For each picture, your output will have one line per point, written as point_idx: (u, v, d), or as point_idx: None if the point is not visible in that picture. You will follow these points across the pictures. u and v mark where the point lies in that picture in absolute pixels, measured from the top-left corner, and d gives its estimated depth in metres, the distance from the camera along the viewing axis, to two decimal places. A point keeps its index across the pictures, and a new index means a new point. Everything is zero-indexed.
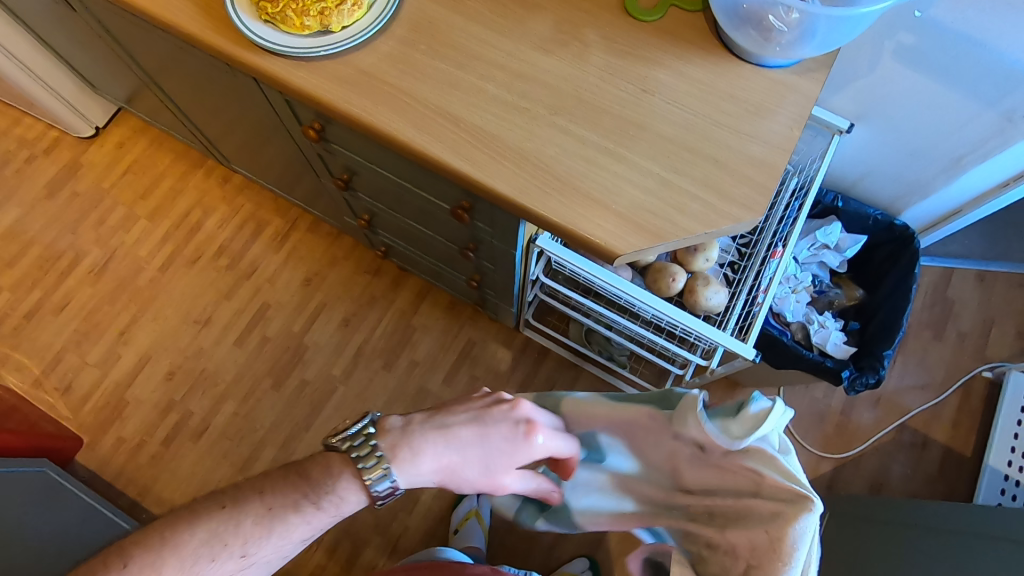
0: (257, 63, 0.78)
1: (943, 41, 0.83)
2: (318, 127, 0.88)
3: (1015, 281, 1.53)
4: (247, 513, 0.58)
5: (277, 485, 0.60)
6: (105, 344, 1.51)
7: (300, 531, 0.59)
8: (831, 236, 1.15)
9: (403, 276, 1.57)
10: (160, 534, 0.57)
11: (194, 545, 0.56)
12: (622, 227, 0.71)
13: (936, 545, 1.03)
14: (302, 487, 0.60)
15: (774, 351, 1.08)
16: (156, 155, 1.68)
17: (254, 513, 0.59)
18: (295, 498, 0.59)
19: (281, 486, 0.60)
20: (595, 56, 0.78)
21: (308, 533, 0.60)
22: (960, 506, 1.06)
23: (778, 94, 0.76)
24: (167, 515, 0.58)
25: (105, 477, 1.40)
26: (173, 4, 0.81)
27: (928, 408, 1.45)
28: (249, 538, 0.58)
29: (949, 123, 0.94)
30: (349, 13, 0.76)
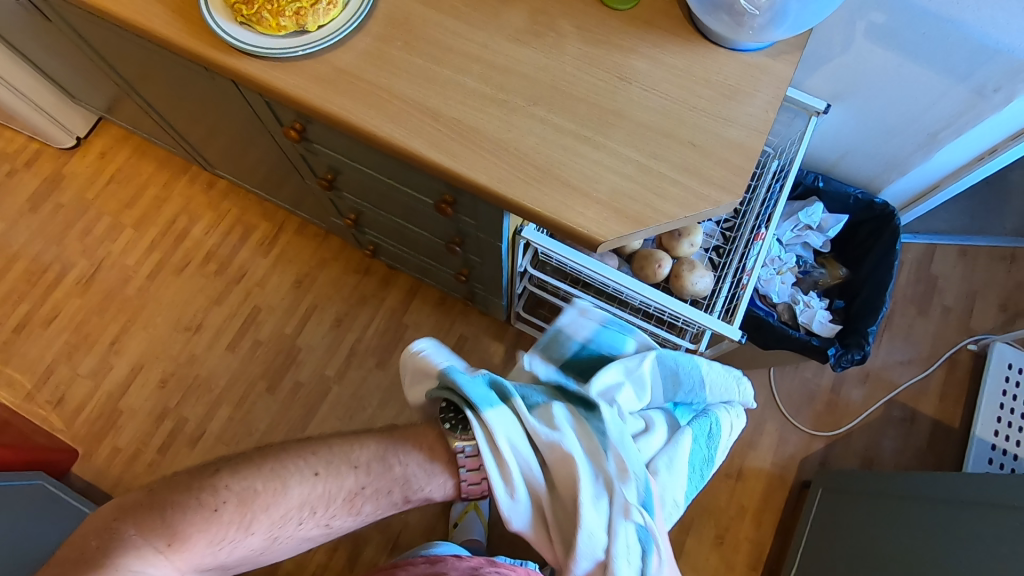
0: (234, 65, 0.78)
1: (913, 18, 0.84)
2: (299, 127, 0.89)
3: (996, 254, 1.56)
4: (308, 478, 0.61)
5: (372, 465, 0.65)
6: (96, 355, 1.50)
7: (362, 496, 0.65)
8: (813, 217, 1.17)
9: (392, 274, 1.57)
10: (179, 509, 0.55)
11: (251, 510, 0.57)
12: (603, 214, 0.72)
13: (930, 518, 1.04)
14: (362, 455, 0.65)
15: (761, 332, 1.10)
16: (139, 163, 1.67)
17: (349, 490, 0.63)
18: (358, 465, 0.64)
19: (336, 454, 0.64)
20: (570, 46, 0.79)
21: (365, 498, 0.65)
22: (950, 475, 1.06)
23: (753, 77, 0.78)
24: (173, 491, 0.56)
25: (102, 488, 1.40)
26: (147, 10, 0.81)
27: (916, 382, 1.47)
28: (311, 501, 0.61)
29: (923, 99, 0.96)
30: (324, 12, 0.77)
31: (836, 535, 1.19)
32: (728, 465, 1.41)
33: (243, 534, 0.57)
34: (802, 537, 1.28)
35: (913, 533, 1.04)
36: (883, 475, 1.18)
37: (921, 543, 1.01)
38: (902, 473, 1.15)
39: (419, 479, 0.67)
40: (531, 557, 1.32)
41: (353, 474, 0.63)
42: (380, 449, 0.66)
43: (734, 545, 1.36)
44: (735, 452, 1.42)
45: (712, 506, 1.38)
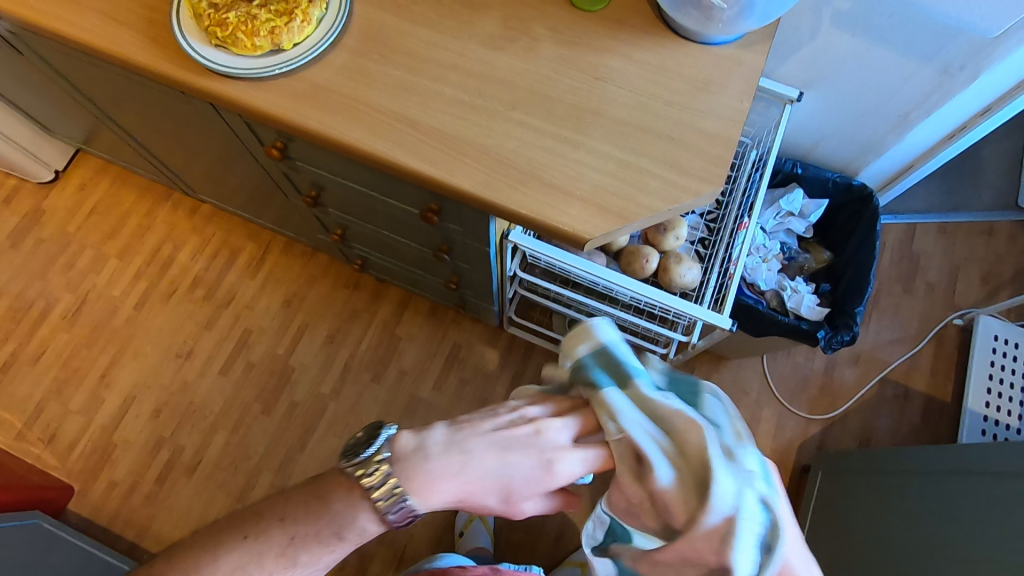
0: (211, 87, 0.78)
1: (875, 4, 0.86)
2: (281, 146, 0.89)
3: (973, 229, 1.59)
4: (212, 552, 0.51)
5: (296, 513, 0.52)
6: (86, 389, 1.48)
7: (301, 557, 0.51)
8: (795, 203, 1.18)
9: (382, 287, 1.57)
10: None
11: None
12: (587, 212, 0.72)
13: (923, 492, 1.06)
14: (278, 513, 0.52)
15: (752, 320, 1.11)
16: (120, 193, 1.66)
17: (276, 546, 0.51)
18: (273, 523, 0.52)
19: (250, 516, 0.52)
20: (544, 48, 0.80)
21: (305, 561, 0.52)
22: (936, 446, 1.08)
23: (725, 69, 0.79)
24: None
25: (100, 523, 1.37)
26: (120, 37, 0.81)
27: (906, 360, 1.49)
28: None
29: (893, 81, 0.98)
30: (299, 30, 0.77)
31: (837, 519, 1.21)
32: None
33: None
34: (805, 524, 1.30)
35: (908, 509, 1.06)
36: (874, 455, 1.21)
37: (918, 518, 1.03)
38: (894, 449, 1.17)
39: (348, 517, 0.52)
40: (538, 561, 1.32)
41: (277, 528, 0.51)
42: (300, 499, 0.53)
43: None
44: None
45: None
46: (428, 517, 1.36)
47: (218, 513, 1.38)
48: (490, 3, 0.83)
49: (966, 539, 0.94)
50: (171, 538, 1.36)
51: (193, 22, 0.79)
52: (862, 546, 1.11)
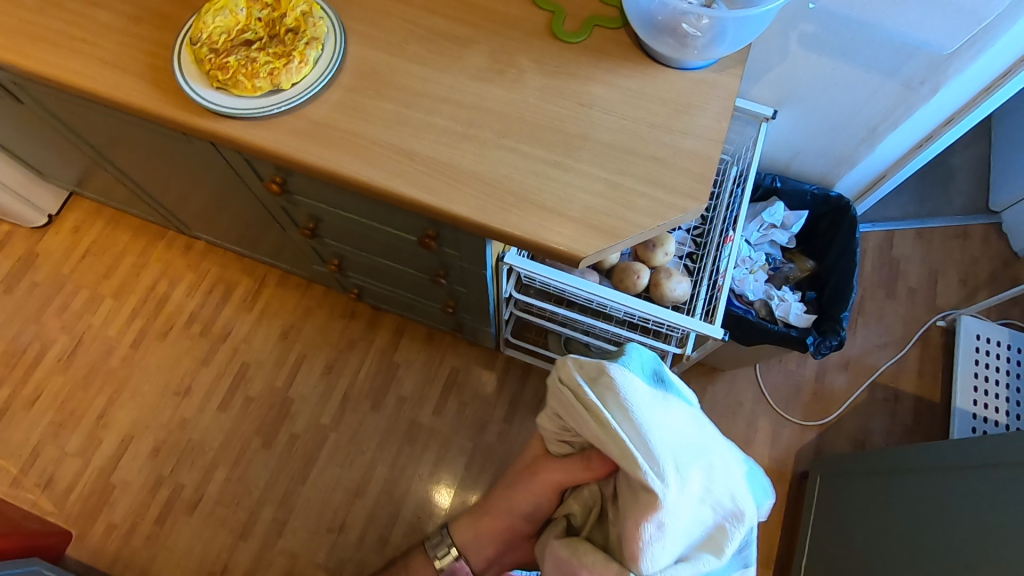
0: (214, 128, 0.81)
1: (838, 26, 0.92)
2: (280, 180, 0.92)
3: (949, 233, 1.65)
4: None
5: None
6: (83, 431, 1.47)
7: None
8: (776, 216, 1.23)
9: (378, 315, 1.59)
10: None
11: None
12: (580, 231, 0.76)
13: (906, 490, 1.11)
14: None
15: (742, 329, 1.14)
16: (114, 234, 1.68)
17: None
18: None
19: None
20: (530, 79, 0.84)
21: None
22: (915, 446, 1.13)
23: (702, 92, 0.84)
24: None
25: (100, 567, 1.35)
26: (124, 83, 0.84)
27: (893, 363, 1.53)
28: None
29: (859, 97, 1.03)
30: (296, 70, 0.81)
31: (842, 523, 1.22)
32: None
33: None
34: (808, 532, 1.30)
35: (914, 511, 1.07)
36: (877, 457, 1.21)
37: (902, 517, 1.08)
38: (881, 450, 1.22)
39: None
40: None
41: None
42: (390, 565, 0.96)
43: None
44: None
45: None
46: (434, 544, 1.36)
47: (220, 550, 1.37)
48: (477, 39, 0.87)
49: (972, 543, 0.94)
50: None
51: (194, 65, 0.83)
52: (865, 549, 1.12)
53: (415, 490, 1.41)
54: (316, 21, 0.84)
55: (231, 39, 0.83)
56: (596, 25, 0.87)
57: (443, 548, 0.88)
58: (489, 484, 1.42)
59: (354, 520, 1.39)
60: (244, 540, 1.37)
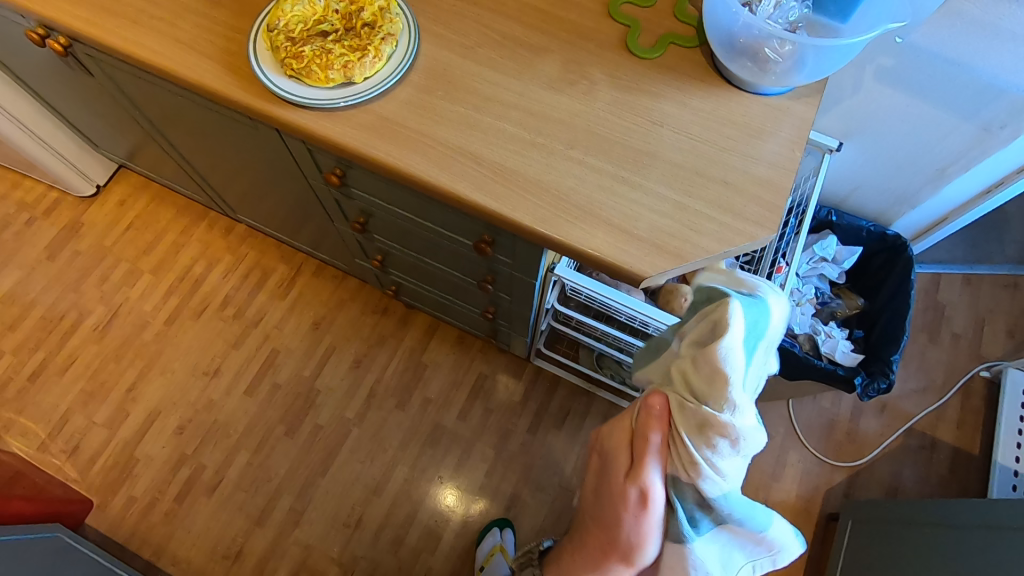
0: (283, 117, 0.82)
1: (920, 62, 0.90)
2: (340, 173, 0.92)
3: (999, 282, 1.60)
4: None
5: None
6: (112, 402, 1.49)
7: None
8: (829, 249, 1.20)
9: (411, 313, 1.58)
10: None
11: None
12: (644, 250, 0.74)
13: (940, 545, 1.06)
14: None
15: (786, 363, 1.11)
16: (158, 211, 1.70)
17: None
18: None
19: None
20: (602, 92, 0.83)
21: None
22: (956, 503, 1.09)
23: (776, 119, 0.82)
24: None
25: (117, 540, 1.36)
26: (199, 65, 0.84)
27: (932, 410, 1.48)
28: None
29: (932, 136, 1.01)
30: (370, 65, 0.80)
31: (874, 563, 1.17)
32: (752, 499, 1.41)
33: None
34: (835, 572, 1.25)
35: (955, 563, 1.01)
36: (912, 505, 1.16)
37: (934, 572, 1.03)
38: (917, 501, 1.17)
39: None
40: None
41: None
42: None
43: None
44: (759, 485, 1.42)
45: None
46: (448, 550, 1.36)
47: (236, 534, 1.36)
48: (550, 47, 0.86)
49: None
50: (187, 558, 1.34)
51: (269, 52, 0.83)
52: None
53: (434, 493, 1.40)
54: (393, 18, 0.84)
55: (307, 28, 0.83)
56: (671, 43, 0.86)
57: None
58: (508, 494, 1.40)
59: (371, 517, 1.38)
60: (261, 526, 1.37)
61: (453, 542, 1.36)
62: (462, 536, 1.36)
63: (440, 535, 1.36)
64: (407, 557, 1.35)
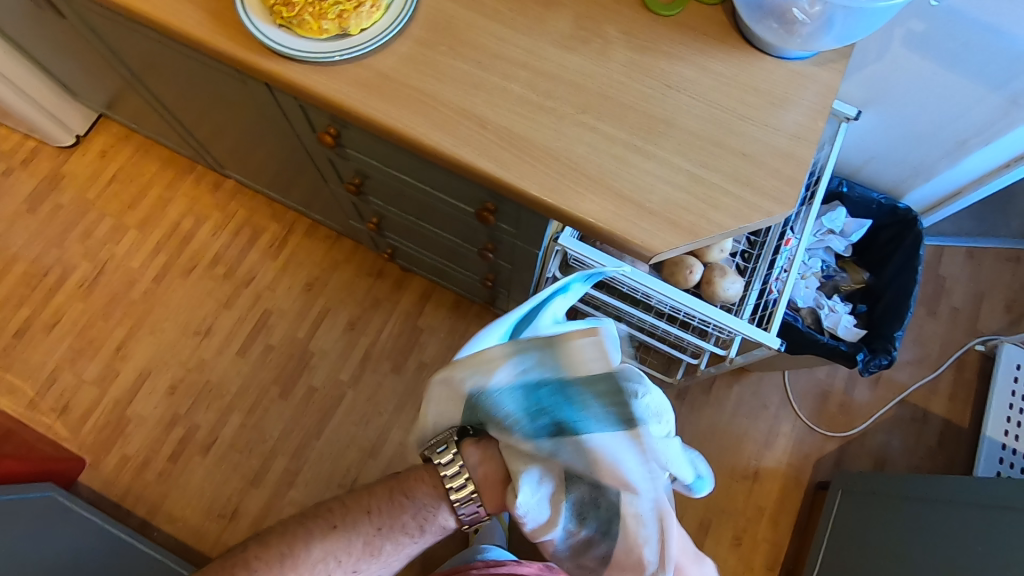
0: (271, 69, 0.76)
1: (953, 28, 0.85)
2: (334, 133, 0.87)
3: (1002, 256, 1.59)
4: None
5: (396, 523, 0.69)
6: (102, 360, 1.46)
7: (402, 546, 0.70)
8: (837, 221, 1.17)
9: (406, 276, 1.55)
10: None
11: None
12: (656, 224, 0.70)
13: (927, 521, 1.07)
14: (408, 508, 0.70)
15: (789, 337, 1.10)
16: (141, 163, 1.63)
17: (365, 534, 0.68)
18: (402, 520, 0.69)
19: (387, 506, 0.70)
20: (616, 52, 0.78)
21: (408, 548, 0.70)
22: (948, 479, 1.09)
23: (798, 85, 0.77)
24: None
25: (111, 498, 1.36)
26: (180, 10, 0.78)
27: (925, 383, 1.49)
28: (359, 557, 0.68)
29: (957, 107, 0.96)
30: (368, 15, 0.74)
31: (855, 532, 1.20)
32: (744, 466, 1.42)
33: (369, 554, 0.69)
34: (822, 540, 1.27)
35: (936, 535, 1.04)
36: (902, 480, 1.17)
37: (919, 549, 1.04)
38: (910, 475, 1.17)
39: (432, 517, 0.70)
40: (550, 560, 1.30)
41: (366, 520, 0.69)
42: (385, 491, 0.71)
43: (752, 546, 1.37)
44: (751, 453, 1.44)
45: (728, 506, 1.40)
46: None
47: (231, 494, 1.37)
48: (562, 1, 0.80)
49: None
50: (183, 517, 1.35)
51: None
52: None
53: None
54: None
55: None
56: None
57: (459, 477, 0.68)
58: None
59: (366, 478, 1.39)
60: (255, 486, 1.37)
61: None
62: None
63: None
64: None
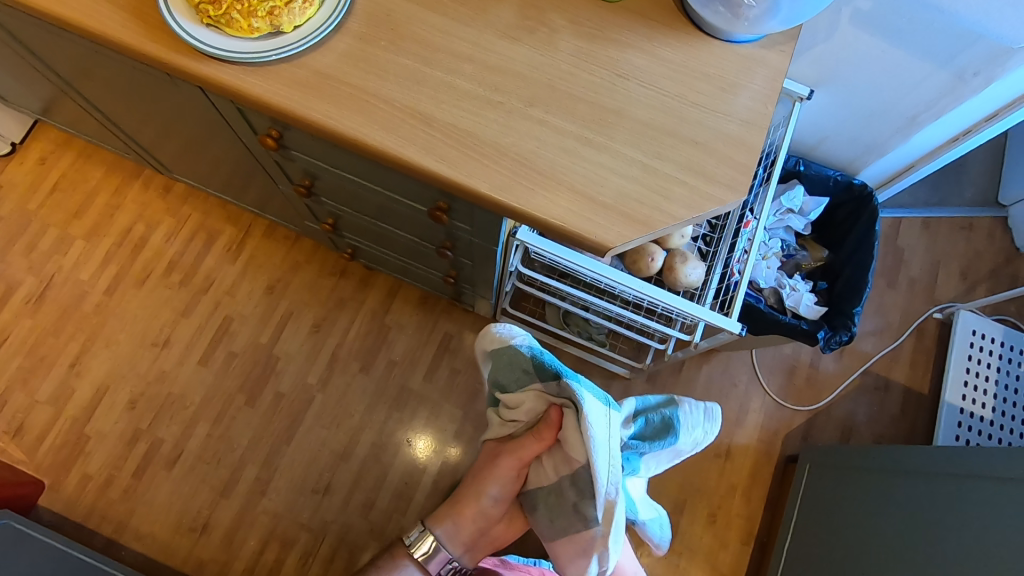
0: (203, 72, 0.72)
1: (897, 7, 0.85)
2: (276, 135, 0.83)
3: (956, 224, 1.62)
4: None
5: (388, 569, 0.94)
6: (56, 378, 1.41)
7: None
8: (795, 200, 1.18)
9: (370, 274, 1.52)
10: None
11: None
12: (610, 218, 0.69)
13: (888, 491, 1.11)
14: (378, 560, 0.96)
15: (751, 319, 1.11)
16: (85, 170, 1.55)
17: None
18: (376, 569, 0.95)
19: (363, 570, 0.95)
20: (564, 41, 0.76)
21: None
22: (908, 449, 1.12)
23: (747, 69, 0.76)
24: None
25: (74, 519, 1.32)
26: (100, 12, 0.73)
27: (887, 352, 1.53)
28: None
29: (906, 83, 0.97)
30: (300, 12, 0.71)
31: (831, 507, 1.22)
32: (716, 445, 1.45)
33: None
34: (793, 513, 1.32)
35: (907, 509, 1.05)
36: (864, 452, 1.20)
37: (881, 520, 1.08)
38: (873, 445, 1.20)
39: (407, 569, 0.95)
40: (530, 551, 1.31)
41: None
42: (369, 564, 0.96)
43: (726, 522, 1.40)
44: (722, 432, 1.46)
45: (702, 485, 1.42)
46: (419, 509, 1.36)
47: (201, 507, 1.34)
48: None
49: (955, 551, 0.93)
50: (152, 533, 1.32)
51: None
52: (841, 549, 1.13)
53: (403, 454, 1.39)
54: None
55: None
56: None
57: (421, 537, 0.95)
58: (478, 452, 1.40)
59: (339, 481, 1.37)
60: (225, 497, 1.34)
61: (425, 502, 1.36)
62: (433, 497, 1.36)
63: (411, 496, 1.36)
64: (378, 518, 1.35)
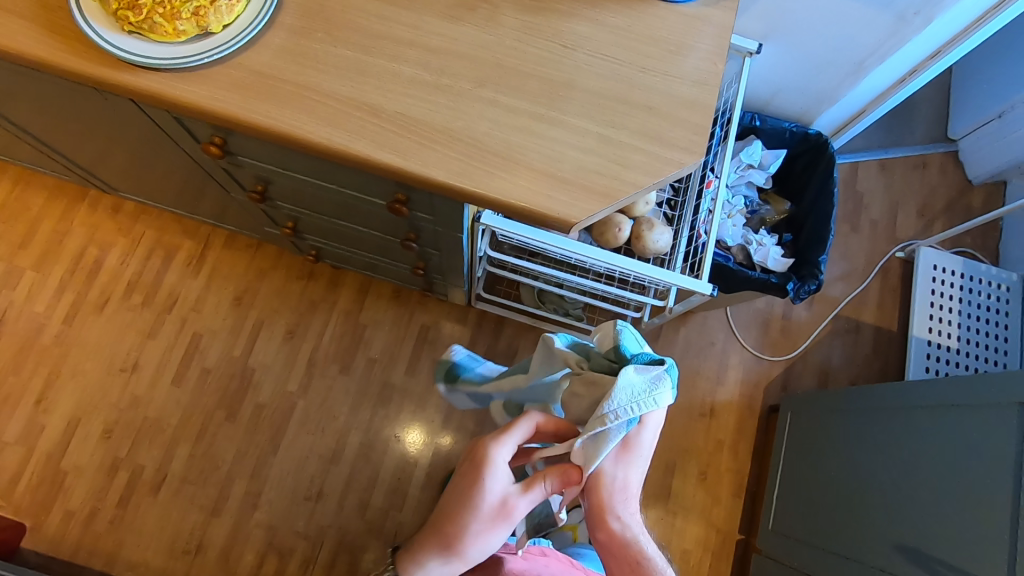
0: (131, 83, 0.68)
1: None
2: (220, 142, 0.80)
3: (911, 163, 1.66)
4: None
5: None
6: (23, 416, 1.35)
7: None
8: (755, 155, 1.19)
9: (339, 273, 1.49)
10: None
11: None
12: (572, 194, 0.69)
13: (864, 430, 1.15)
14: None
15: (723, 278, 1.12)
16: (25, 197, 1.48)
17: None
18: None
19: None
20: (506, 16, 0.74)
21: None
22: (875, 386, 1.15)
23: (694, 29, 0.75)
24: None
25: (62, 557, 1.28)
26: (10, 28, 0.68)
27: (855, 295, 1.57)
28: None
29: (850, 29, 0.98)
30: (227, 10, 0.68)
31: (814, 453, 1.26)
32: (700, 404, 1.47)
33: None
34: (779, 462, 1.36)
35: (883, 447, 1.08)
36: (839, 394, 1.24)
37: (860, 458, 1.12)
38: (845, 388, 1.24)
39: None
40: None
41: None
42: None
43: (717, 478, 1.43)
44: (705, 391, 1.48)
45: (690, 445, 1.45)
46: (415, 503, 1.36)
47: (192, 528, 1.31)
48: None
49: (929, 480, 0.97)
50: (145, 561, 1.29)
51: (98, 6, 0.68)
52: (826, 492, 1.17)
53: (393, 450, 1.38)
54: None
55: None
56: None
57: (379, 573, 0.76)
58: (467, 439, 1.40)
59: (332, 485, 1.36)
60: (217, 516, 1.32)
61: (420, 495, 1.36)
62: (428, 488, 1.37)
63: (405, 491, 1.36)
64: (375, 517, 1.34)
